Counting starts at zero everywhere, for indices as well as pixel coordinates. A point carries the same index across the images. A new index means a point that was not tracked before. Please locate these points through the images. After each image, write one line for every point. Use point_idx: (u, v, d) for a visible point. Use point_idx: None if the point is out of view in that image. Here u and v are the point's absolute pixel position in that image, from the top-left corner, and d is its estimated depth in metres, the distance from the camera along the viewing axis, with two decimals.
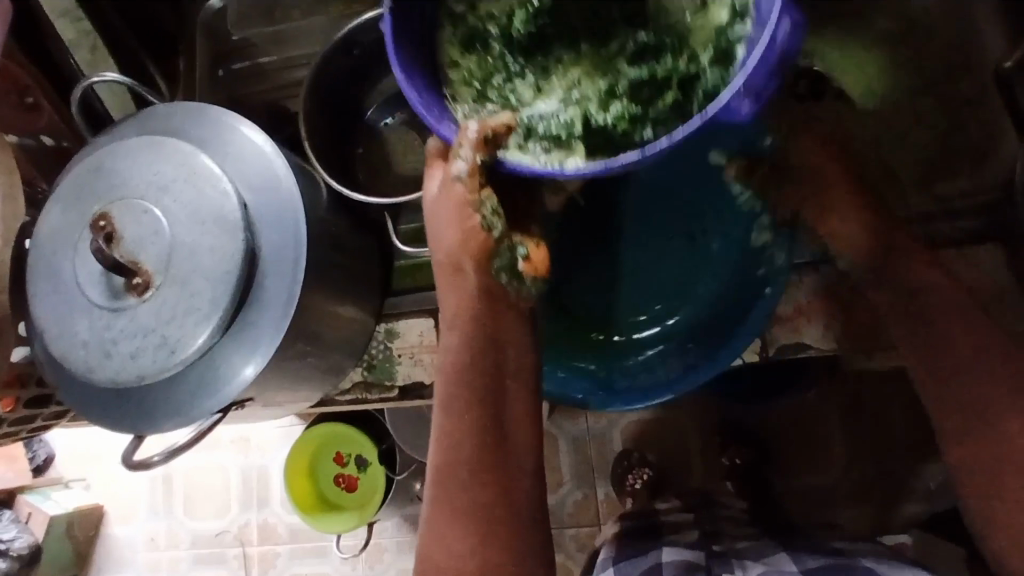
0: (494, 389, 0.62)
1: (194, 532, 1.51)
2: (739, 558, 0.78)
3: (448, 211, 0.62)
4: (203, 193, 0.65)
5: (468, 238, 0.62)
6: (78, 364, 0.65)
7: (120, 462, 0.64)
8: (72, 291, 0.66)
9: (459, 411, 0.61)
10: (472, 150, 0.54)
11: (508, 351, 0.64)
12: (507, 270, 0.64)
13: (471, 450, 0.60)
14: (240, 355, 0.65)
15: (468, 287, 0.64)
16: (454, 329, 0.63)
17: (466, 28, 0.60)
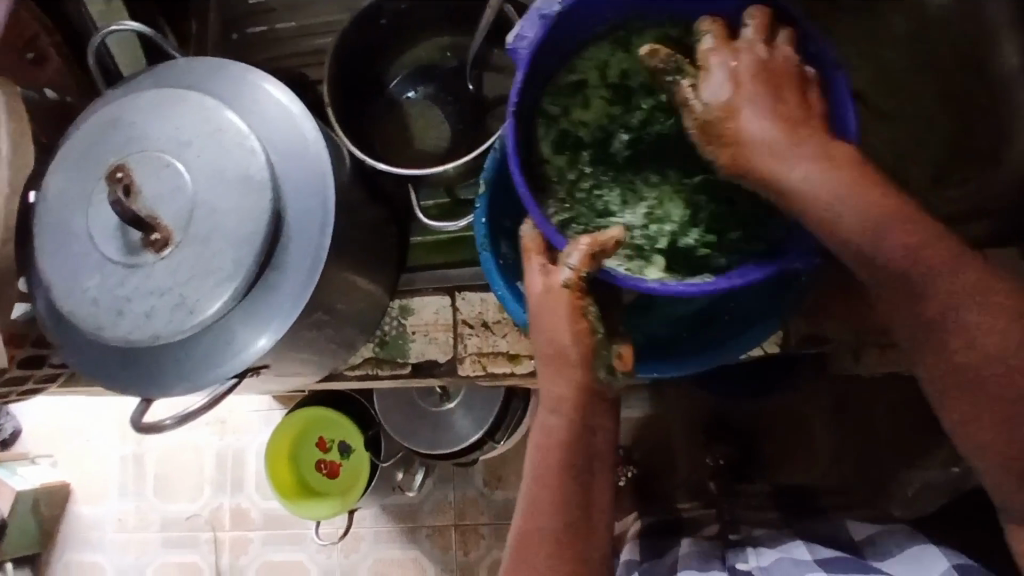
0: (584, 474, 0.62)
1: (165, 515, 1.46)
2: (753, 545, 0.81)
3: (553, 311, 0.62)
4: (227, 149, 0.62)
5: (575, 339, 0.61)
6: (87, 321, 0.62)
7: (129, 423, 0.62)
8: (82, 244, 0.63)
9: (549, 490, 0.62)
10: (580, 258, 0.60)
11: (599, 437, 0.63)
12: (606, 368, 0.62)
13: (555, 523, 0.61)
14: (260, 321, 0.63)
15: (572, 383, 0.62)
16: (553, 412, 0.62)
17: (559, 131, 0.67)
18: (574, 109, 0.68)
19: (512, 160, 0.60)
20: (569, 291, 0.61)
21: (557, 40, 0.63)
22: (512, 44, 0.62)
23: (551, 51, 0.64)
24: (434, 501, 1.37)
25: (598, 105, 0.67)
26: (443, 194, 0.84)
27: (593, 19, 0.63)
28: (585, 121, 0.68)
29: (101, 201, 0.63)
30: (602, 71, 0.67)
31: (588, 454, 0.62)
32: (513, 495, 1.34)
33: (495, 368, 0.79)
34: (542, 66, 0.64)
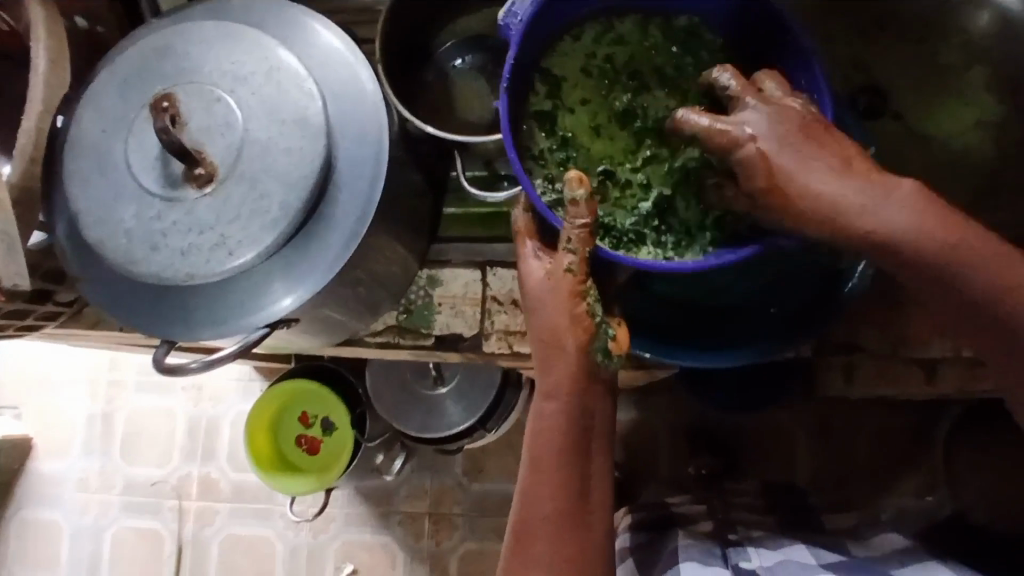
0: (583, 456, 0.56)
1: (130, 478, 1.40)
2: (754, 545, 0.79)
3: (550, 296, 0.57)
4: (285, 91, 0.60)
5: (574, 324, 0.56)
6: (117, 253, 0.59)
7: (153, 365, 0.61)
8: (120, 173, 0.60)
9: (547, 475, 0.55)
10: (580, 236, 0.55)
11: (597, 418, 0.58)
12: (602, 350, 0.57)
13: (552, 510, 0.55)
14: (298, 270, 0.61)
15: (568, 369, 0.56)
16: (548, 395, 0.57)
17: (541, 109, 0.63)
18: (561, 84, 0.64)
19: (507, 133, 0.56)
20: (571, 274, 0.56)
21: (550, 12, 0.61)
22: (505, 21, 0.64)
23: (543, 26, 0.62)
24: (411, 487, 1.32)
25: (582, 83, 0.65)
26: (482, 166, 0.81)
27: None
28: (573, 99, 0.64)
29: (143, 130, 0.60)
30: (585, 50, 0.65)
31: (587, 437, 0.57)
32: (494, 488, 1.30)
33: (522, 348, 0.77)
34: (532, 34, 0.61)
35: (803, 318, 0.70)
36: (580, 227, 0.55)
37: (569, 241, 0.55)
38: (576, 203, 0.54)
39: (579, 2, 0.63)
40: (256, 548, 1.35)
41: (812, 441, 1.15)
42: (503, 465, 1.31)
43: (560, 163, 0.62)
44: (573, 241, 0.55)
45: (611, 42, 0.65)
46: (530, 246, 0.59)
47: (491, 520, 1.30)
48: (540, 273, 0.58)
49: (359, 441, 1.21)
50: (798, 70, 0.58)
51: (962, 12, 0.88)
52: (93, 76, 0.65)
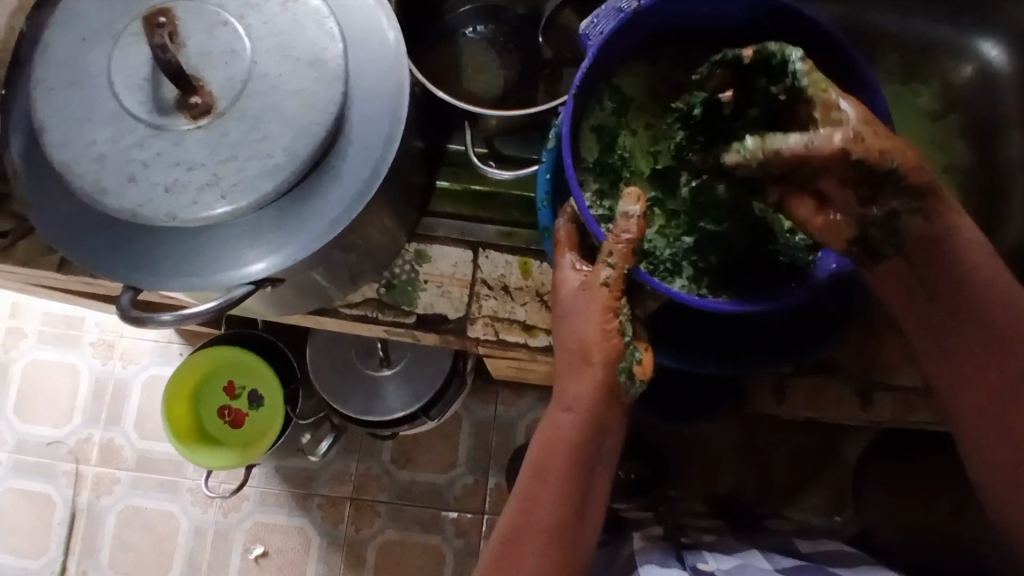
0: (587, 473, 0.59)
1: (23, 436, 1.27)
2: (708, 549, 0.76)
3: (585, 307, 0.57)
4: (302, 27, 0.54)
5: (603, 339, 0.57)
6: (86, 180, 0.52)
7: (120, 316, 0.54)
8: (100, 90, 0.53)
9: (551, 487, 0.58)
10: (620, 258, 0.56)
11: (607, 440, 0.60)
12: (626, 371, 0.58)
13: (553, 521, 0.57)
14: (287, 232, 0.55)
15: (591, 383, 0.58)
16: (569, 408, 0.58)
17: (600, 121, 0.64)
18: (627, 104, 0.65)
19: (567, 142, 0.58)
20: (607, 289, 0.57)
21: (633, 34, 0.62)
22: (585, 31, 0.62)
23: (621, 44, 0.63)
24: (334, 471, 1.26)
25: (649, 107, 0.66)
26: (482, 142, 0.77)
27: (660, 22, 0.63)
28: (637, 121, 0.66)
29: (132, 46, 0.53)
30: (658, 75, 0.66)
31: (593, 456, 0.59)
32: (422, 478, 1.26)
33: (508, 336, 0.74)
34: (610, 50, 0.62)
35: (768, 343, 0.71)
36: (624, 241, 0.56)
37: (610, 260, 0.56)
38: (627, 216, 0.56)
39: (664, 26, 0.63)
40: (157, 522, 1.25)
41: (746, 461, 1.16)
42: (434, 456, 1.26)
43: (613, 181, 0.64)
44: (614, 255, 0.56)
45: (681, 68, 0.66)
46: (569, 256, 0.61)
47: (415, 510, 1.25)
48: (578, 283, 0.59)
49: (289, 416, 1.13)
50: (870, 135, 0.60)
51: (950, 57, 0.93)
52: None
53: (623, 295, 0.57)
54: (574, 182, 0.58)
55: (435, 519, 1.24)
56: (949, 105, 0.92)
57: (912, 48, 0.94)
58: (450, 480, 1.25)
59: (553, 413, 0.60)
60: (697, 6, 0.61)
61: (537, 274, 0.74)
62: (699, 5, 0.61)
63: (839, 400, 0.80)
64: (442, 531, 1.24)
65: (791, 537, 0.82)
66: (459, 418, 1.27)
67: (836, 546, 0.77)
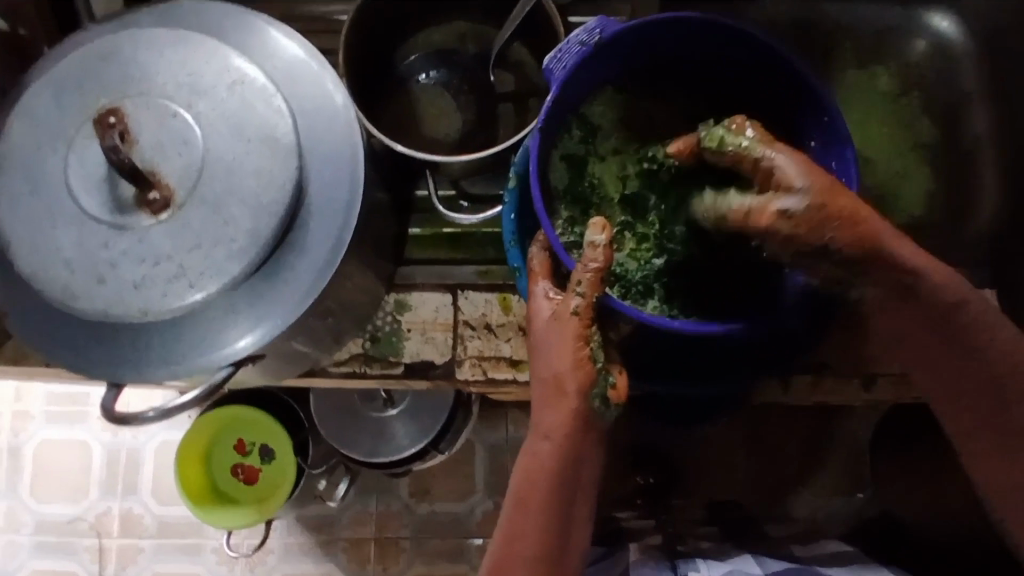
0: (566, 499, 0.60)
1: (41, 517, 1.27)
2: (702, 557, 0.75)
3: (557, 336, 0.58)
4: (251, 108, 0.55)
5: (576, 368, 0.57)
6: (57, 286, 0.53)
7: (104, 413, 0.55)
8: (59, 195, 0.53)
9: (532, 515, 0.59)
10: (589, 288, 0.56)
11: (586, 466, 0.60)
12: (600, 398, 0.58)
13: (534, 549, 0.59)
14: (258, 309, 0.56)
15: (566, 414, 0.58)
16: (546, 438, 0.59)
17: (570, 149, 0.65)
18: (594, 132, 0.66)
19: (535, 175, 0.58)
20: (576, 318, 0.57)
21: (599, 64, 0.63)
22: (548, 66, 0.62)
23: (589, 74, 0.63)
24: (353, 512, 1.26)
25: (617, 134, 0.66)
26: (449, 184, 0.78)
27: (624, 53, 0.63)
28: (605, 147, 0.66)
29: (86, 148, 0.53)
30: (625, 102, 0.66)
31: (573, 485, 0.60)
32: (441, 509, 1.26)
33: (496, 374, 0.74)
34: (575, 82, 0.62)
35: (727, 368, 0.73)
36: (592, 269, 0.56)
37: (579, 290, 0.56)
38: (593, 245, 0.56)
39: (626, 54, 0.63)
40: None
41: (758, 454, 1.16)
42: (450, 486, 1.26)
43: (584, 209, 0.65)
44: (582, 284, 0.56)
45: (648, 96, 0.67)
46: (542, 285, 0.61)
47: (439, 543, 1.25)
48: (549, 312, 0.59)
49: (300, 467, 1.15)
50: (833, 149, 0.60)
51: (901, 40, 0.98)
52: (23, 84, 0.59)
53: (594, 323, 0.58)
54: (542, 215, 0.57)
55: (459, 549, 1.24)
56: (908, 81, 0.96)
57: (865, 35, 0.97)
58: (470, 507, 1.25)
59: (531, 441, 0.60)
60: (663, 35, 0.62)
61: (517, 309, 0.75)
62: (660, 30, 0.61)
63: (845, 384, 0.80)
64: (468, 558, 1.24)
65: (788, 544, 0.81)
66: (472, 445, 1.27)
67: (831, 546, 0.77)
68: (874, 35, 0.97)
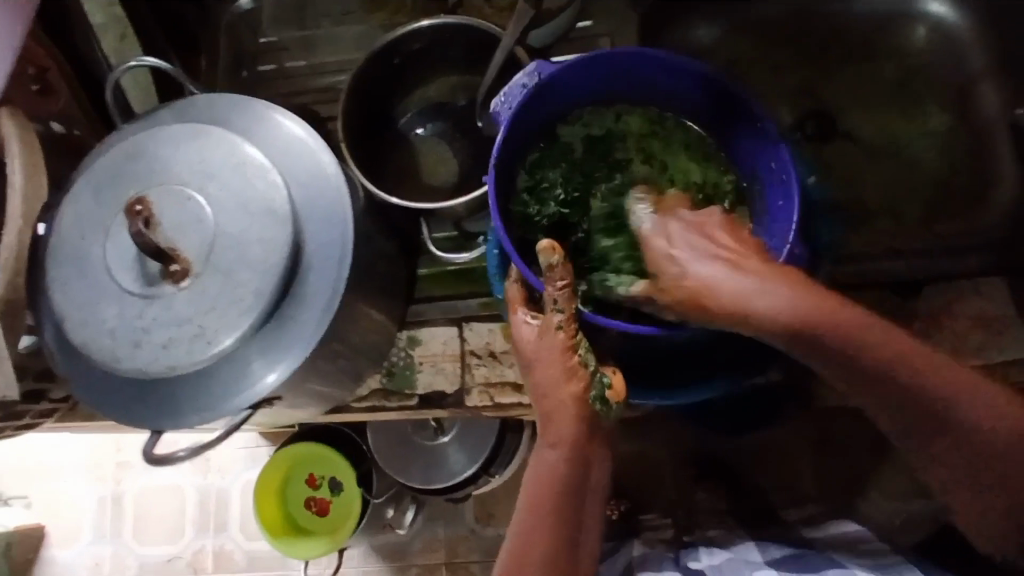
0: (577, 504, 0.62)
1: (144, 558, 1.40)
2: (706, 546, 0.77)
3: (547, 351, 0.63)
4: (251, 184, 0.64)
5: (570, 376, 0.62)
6: (103, 352, 0.62)
7: (143, 457, 0.64)
8: (101, 275, 0.64)
9: (545, 520, 0.60)
10: (567, 302, 0.62)
11: (594, 468, 0.63)
12: (600, 398, 0.63)
13: (549, 554, 0.59)
14: (270, 357, 0.64)
15: (570, 419, 0.62)
16: (554, 444, 0.62)
17: (531, 181, 0.73)
18: (547, 163, 0.74)
19: (495, 211, 0.64)
20: (562, 331, 0.62)
21: (545, 105, 0.71)
22: (497, 108, 0.72)
23: (537, 116, 0.71)
24: (424, 539, 1.34)
25: (571, 162, 0.74)
26: (450, 226, 0.85)
27: (568, 95, 0.72)
28: (556, 174, 0.73)
29: (120, 234, 0.64)
30: (579, 131, 0.74)
31: (583, 491, 0.62)
32: (506, 532, 1.32)
33: (503, 399, 0.80)
34: (521, 127, 0.70)
35: (698, 372, 0.73)
36: (562, 286, 0.62)
37: (558, 306, 0.62)
38: (553, 267, 0.62)
39: (567, 99, 0.72)
40: None
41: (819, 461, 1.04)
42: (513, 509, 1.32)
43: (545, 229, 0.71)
44: (559, 301, 0.62)
45: (597, 125, 0.75)
46: (521, 312, 0.65)
47: None
48: (533, 332, 0.64)
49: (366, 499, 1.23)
50: (769, 157, 0.67)
51: (901, 30, 0.98)
52: (71, 180, 0.70)
53: (578, 333, 0.64)
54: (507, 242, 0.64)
55: None
56: (909, 72, 0.96)
57: (856, 30, 0.98)
58: None
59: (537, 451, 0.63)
60: (597, 74, 0.70)
61: None
62: (593, 72, 0.70)
63: None
64: None
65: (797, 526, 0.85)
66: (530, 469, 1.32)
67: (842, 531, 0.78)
68: (867, 30, 0.98)
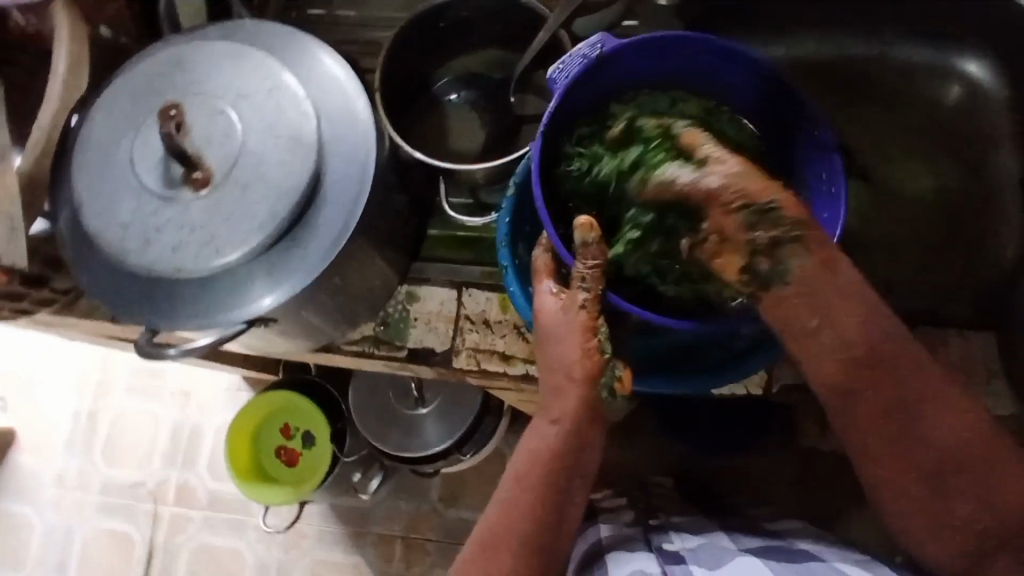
0: (564, 485, 0.63)
1: (108, 479, 1.41)
2: (677, 527, 0.71)
3: (565, 328, 0.64)
4: (283, 110, 0.66)
5: (584, 357, 0.63)
6: (113, 243, 0.64)
7: (136, 349, 0.67)
8: (125, 171, 0.65)
9: (527, 494, 0.63)
10: (592, 283, 0.63)
11: (587, 452, 0.64)
12: (607, 386, 0.64)
13: (524, 528, 0.62)
14: (271, 278, 0.65)
15: (573, 398, 0.63)
16: (553, 421, 0.64)
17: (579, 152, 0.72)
18: (597, 134, 0.72)
19: (537, 175, 0.65)
20: (585, 310, 0.63)
21: (601, 77, 0.71)
22: (554, 75, 0.70)
23: (592, 86, 0.71)
24: (387, 509, 1.35)
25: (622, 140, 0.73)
26: (467, 193, 0.85)
27: (627, 70, 0.72)
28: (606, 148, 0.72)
29: (150, 134, 0.65)
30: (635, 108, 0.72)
31: (571, 472, 0.63)
32: (468, 515, 1.33)
33: (489, 366, 0.81)
34: (582, 90, 0.71)
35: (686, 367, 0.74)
36: (592, 266, 0.63)
37: (584, 286, 0.63)
38: (587, 245, 0.62)
39: (634, 74, 0.72)
40: (227, 559, 1.36)
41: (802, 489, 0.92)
42: (479, 495, 1.34)
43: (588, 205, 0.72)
44: (587, 280, 0.63)
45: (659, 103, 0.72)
46: (547, 283, 0.66)
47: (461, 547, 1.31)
48: (556, 306, 0.64)
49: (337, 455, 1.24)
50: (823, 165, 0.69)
51: (933, 84, 1.00)
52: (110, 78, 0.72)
53: (601, 317, 0.64)
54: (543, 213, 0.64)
55: None
56: (937, 124, 0.97)
57: (891, 78, 1.00)
58: None
59: (537, 424, 0.65)
60: (660, 54, 0.70)
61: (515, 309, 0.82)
62: (667, 53, 0.70)
63: None
64: None
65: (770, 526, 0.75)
66: (501, 457, 1.33)
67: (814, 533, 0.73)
68: (900, 82, 1.00)
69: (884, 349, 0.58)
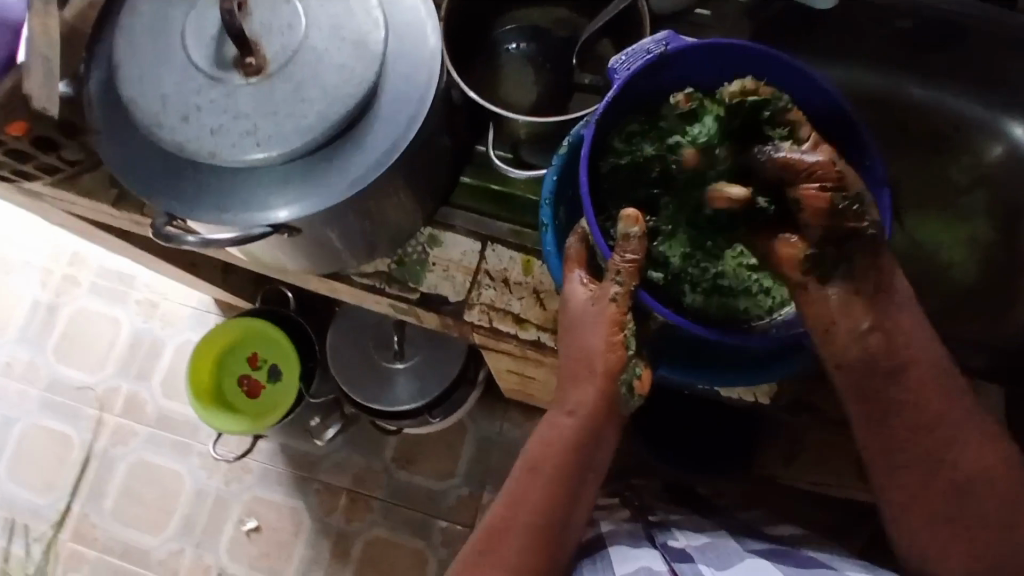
0: (576, 480, 0.61)
1: (56, 377, 1.35)
2: (679, 526, 0.70)
3: (592, 320, 0.61)
4: (352, 13, 0.62)
5: (608, 349, 0.60)
6: (147, 115, 0.60)
7: (154, 233, 0.63)
8: (173, 41, 0.61)
9: (540, 487, 0.60)
10: (628, 278, 0.59)
11: (600, 449, 0.62)
12: (628, 382, 0.61)
13: (534, 522, 0.60)
14: (307, 186, 0.62)
15: (594, 391, 0.61)
16: (571, 412, 0.61)
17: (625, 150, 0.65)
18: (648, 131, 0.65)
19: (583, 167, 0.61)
20: (614, 304, 0.60)
21: (659, 77, 0.65)
22: (615, 66, 0.65)
23: (651, 85, 0.65)
24: (337, 459, 1.30)
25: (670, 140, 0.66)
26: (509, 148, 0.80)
27: (691, 71, 0.65)
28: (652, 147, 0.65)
29: (207, 8, 0.61)
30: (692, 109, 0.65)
31: (585, 468, 0.62)
32: (419, 481, 1.28)
33: (500, 325, 0.79)
34: (635, 88, 0.64)
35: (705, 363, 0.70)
36: (629, 261, 0.59)
37: (618, 279, 0.60)
38: (628, 238, 0.59)
39: (692, 77, 0.66)
40: (164, 480, 1.30)
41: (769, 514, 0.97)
42: (434, 461, 1.29)
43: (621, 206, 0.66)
44: (622, 273, 0.60)
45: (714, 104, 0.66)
46: (577, 274, 0.64)
47: (408, 513, 1.27)
48: (586, 298, 0.62)
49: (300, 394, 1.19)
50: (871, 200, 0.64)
51: (977, 138, 0.97)
52: None
53: (631, 310, 0.61)
54: (584, 201, 0.60)
55: (424, 525, 1.26)
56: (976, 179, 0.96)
57: (940, 122, 0.99)
58: (445, 489, 1.27)
59: (554, 414, 0.63)
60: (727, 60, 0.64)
61: (537, 273, 0.79)
62: (728, 60, 0.64)
63: None
64: (428, 535, 1.25)
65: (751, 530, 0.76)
66: (465, 429, 1.30)
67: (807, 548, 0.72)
68: (946, 129, 0.98)
69: (909, 359, 0.58)
